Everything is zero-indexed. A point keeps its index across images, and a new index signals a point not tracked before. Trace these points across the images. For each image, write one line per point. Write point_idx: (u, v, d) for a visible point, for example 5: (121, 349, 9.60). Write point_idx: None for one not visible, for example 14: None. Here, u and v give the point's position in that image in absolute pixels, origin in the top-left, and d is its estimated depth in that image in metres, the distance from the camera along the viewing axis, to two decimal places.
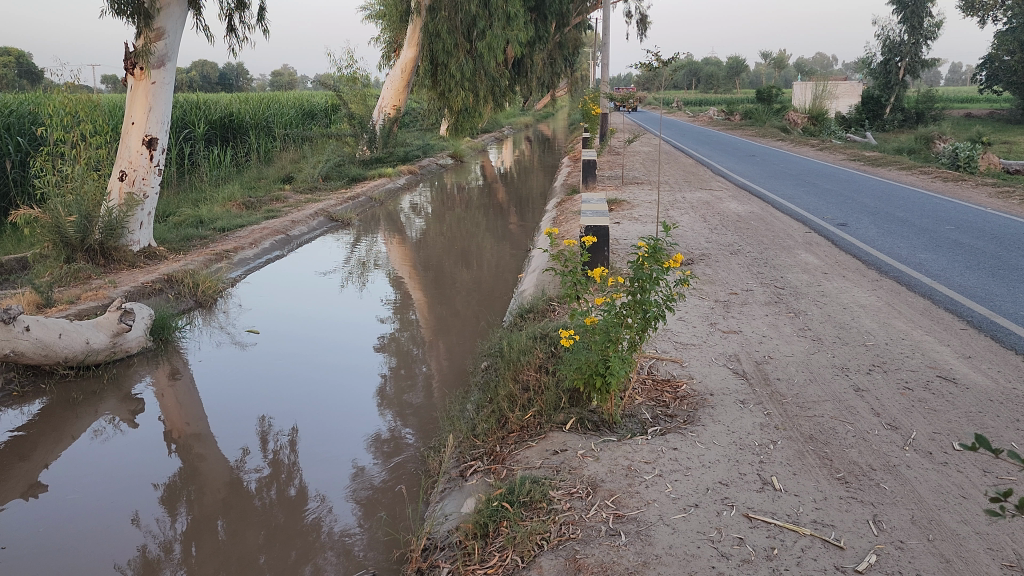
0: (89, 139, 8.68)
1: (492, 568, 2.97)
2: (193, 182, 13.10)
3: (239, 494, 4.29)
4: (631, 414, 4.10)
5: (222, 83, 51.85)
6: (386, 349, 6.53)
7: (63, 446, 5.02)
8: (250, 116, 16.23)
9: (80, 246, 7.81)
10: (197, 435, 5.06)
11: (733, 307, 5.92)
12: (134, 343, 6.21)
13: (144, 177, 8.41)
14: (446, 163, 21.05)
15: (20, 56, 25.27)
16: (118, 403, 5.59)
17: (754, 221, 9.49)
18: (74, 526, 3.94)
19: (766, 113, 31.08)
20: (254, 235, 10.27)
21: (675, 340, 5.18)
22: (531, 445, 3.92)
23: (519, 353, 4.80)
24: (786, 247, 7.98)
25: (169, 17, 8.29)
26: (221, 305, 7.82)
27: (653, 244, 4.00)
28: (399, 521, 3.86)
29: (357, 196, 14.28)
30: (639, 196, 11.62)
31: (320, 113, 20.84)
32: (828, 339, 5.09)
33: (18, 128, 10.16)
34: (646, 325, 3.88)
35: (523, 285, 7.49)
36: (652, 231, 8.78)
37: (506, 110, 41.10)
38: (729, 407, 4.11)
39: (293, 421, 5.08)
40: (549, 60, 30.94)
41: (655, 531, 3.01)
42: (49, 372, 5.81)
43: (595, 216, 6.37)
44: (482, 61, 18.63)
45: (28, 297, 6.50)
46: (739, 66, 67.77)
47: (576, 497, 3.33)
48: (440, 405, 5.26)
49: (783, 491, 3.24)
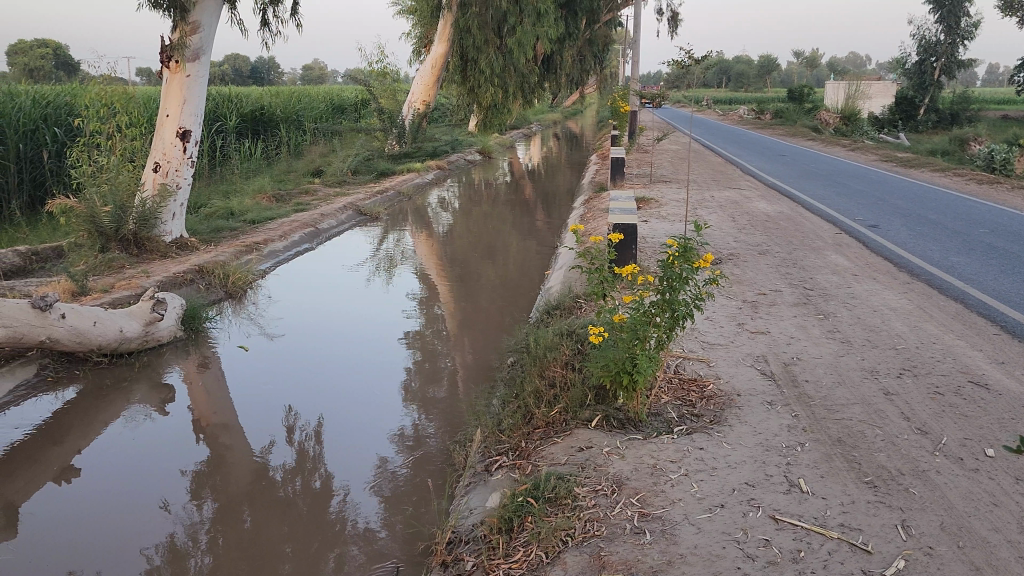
0: (123, 131, 8.81)
1: (517, 563, 3.00)
2: (223, 175, 13.28)
3: (264, 484, 4.35)
4: (657, 413, 4.08)
5: (254, 76, 52.46)
6: (412, 343, 6.55)
7: (95, 431, 5.11)
8: (281, 109, 16.46)
9: (115, 236, 7.94)
10: (225, 425, 5.13)
11: (761, 308, 5.88)
12: (165, 332, 6.32)
13: (178, 168, 8.53)
14: (474, 159, 21.10)
15: (58, 47, 25.68)
16: (149, 391, 5.68)
17: (784, 222, 9.41)
18: (104, 510, 4.02)
19: (798, 113, 30.72)
20: (284, 228, 10.38)
21: (701, 340, 5.16)
22: (557, 441, 3.93)
23: (545, 349, 4.81)
24: (816, 248, 7.91)
25: (205, 11, 8.36)
26: (250, 297, 7.91)
27: (683, 242, 3.96)
28: (422, 514, 3.89)
29: (385, 191, 14.38)
30: (666, 195, 11.59)
31: (350, 108, 20.99)
32: (856, 342, 5.04)
33: (55, 119, 10.35)
34: (674, 323, 3.85)
35: (550, 282, 7.49)
36: (681, 230, 8.73)
37: (534, 107, 41.12)
38: (756, 407, 4.09)
39: (319, 414, 5.12)
40: (578, 57, 30.89)
41: (678, 530, 3.01)
42: (83, 359, 5.91)
43: (623, 212, 6.36)
44: (512, 57, 18.72)
45: (63, 285, 6.64)
46: (770, 65, 66.74)
47: (601, 494, 3.33)
48: (464, 400, 5.28)
49: (810, 493, 3.21)
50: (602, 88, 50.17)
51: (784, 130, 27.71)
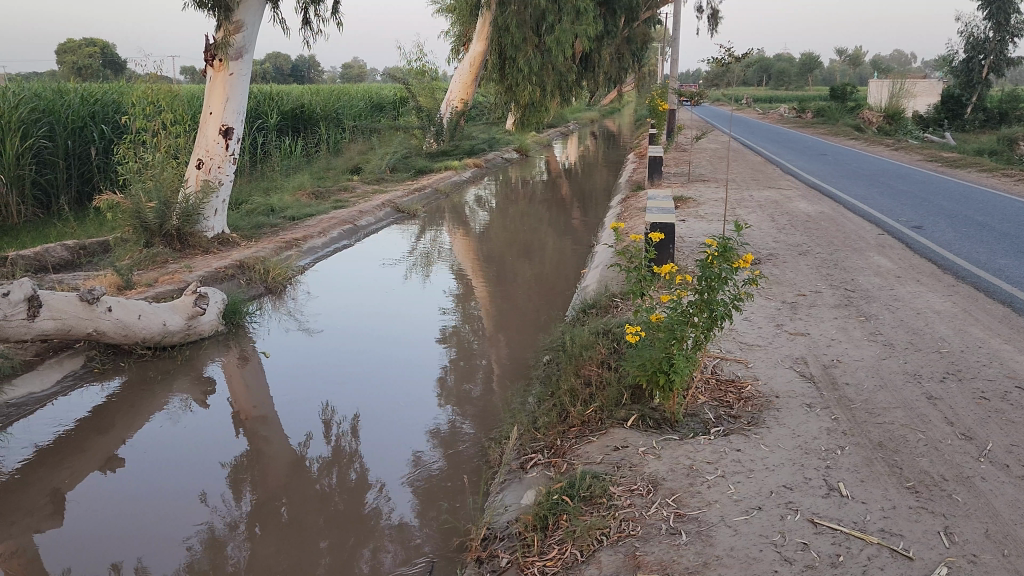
0: (167, 128, 8.98)
1: (551, 560, 3.01)
2: (263, 172, 13.47)
3: (301, 478, 4.41)
4: (694, 413, 4.05)
5: (294, 73, 52.87)
6: (447, 340, 6.58)
7: (139, 422, 5.21)
8: (320, 108, 16.64)
9: (159, 231, 8.11)
10: (263, 419, 5.20)
11: (801, 309, 5.79)
12: (207, 326, 6.43)
13: (220, 165, 8.67)
14: (512, 157, 21.10)
15: (106, 47, 26.03)
16: (190, 384, 5.79)
17: (824, 222, 9.28)
18: (146, 500, 4.10)
19: (840, 112, 30.19)
20: (323, 224, 10.50)
21: (740, 341, 5.11)
22: (592, 440, 3.92)
23: (581, 348, 4.79)
24: (857, 249, 7.78)
25: (248, 9, 8.44)
26: (290, 293, 8.02)
27: (722, 242, 3.91)
28: (458, 510, 3.91)
29: (423, 188, 14.45)
30: (705, 194, 11.48)
31: (389, 107, 21.12)
32: (899, 345, 4.96)
33: (102, 116, 10.57)
34: (712, 324, 3.81)
35: (586, 281, 7.46)
36: (719, 230, 8.65)
37: (572, 107, 40.99)
38: (795, 409, 4.05)
39: (355, 408, 5.18)
40: (616, 55, 30.73)
41: (715, 532, 2.98)
42: (128, 352, 6.04)
43: (662, 212, 6.30)
44: (550, 56, 18.69)
45: (110, 280, 6.80)
46: (812, 63, 65.77)
47: (636, 494, 3.32)
48: (499, 397, 5.30)
49: (850, 498, 3.17)
50: (640, 86, 49.91)
51: (825, 129, 27.28)
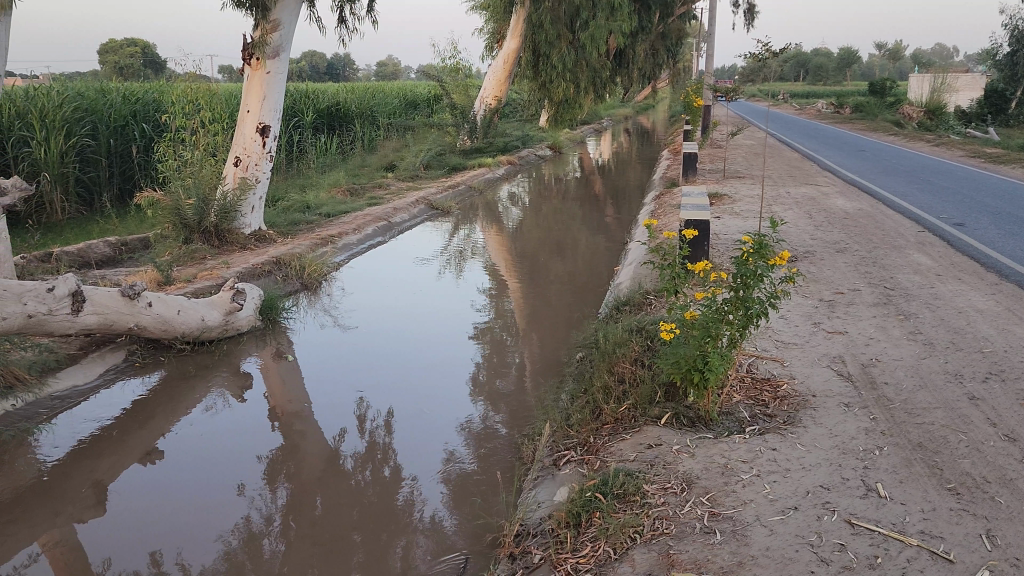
0: (206, 126, 9.13)
1: (585, 557, 3.01)
2: (299, 169, 13.66)
3: (336, 473, 4.45)
4: (728, 412, 4.02)
5: (330, 74, 53.40)
6: (480, 337, 6.60)
7: (179, 415, 5.30)
8: (355, 105, 16.80)
9: (198, 228, 8.24)
10: (299, 413, 5.26)
11: (838, 307, 5.72)
12: (244, 321, 6.52)
13: (257, 163, 8.77)
14: (545, 154, 21.05)
15: (147, 46, 26.40)
16: (228, 378, 5.88)
17: (863, 219, 9.14)
18: (186, 492, 4.18)
19: (879, 107, 29.66)
20: (358, 221, 10.59)
21: (776, 339, 5.06)
22: (625, 438, 3.91)
23: (614, 346, 4.77)
24: (897, 247, 7.66)
25: (286, 9, 8.51)
26: (325, 289, 8.10)
27: (758, 239, 3.85)
28: (491, 506, 3.93)
29: (456, 185, 14.51)
30: (740, 191, 11.36)
31: (423, 104, 21.19)
32: (939, 344, 4.87)
33: (143, 115, 10.73)
34: (747, 322, 3.77)
35: (619, 278, 7.42)
36: (755, 227, 8.57)
37: (606, 104, 40.92)
38: (832, 409, 3.99)
39: (389, 404, 5.21)
40: (651, 51, 30.57)
41: (750, 531, 2.96)
42: (167, 346, 6.15)
43: (697, 208, 6.25)
44: (584, 52, 18.62)
45: (150, 275, 6.93)
46: (851, 57, 64.69)
47: (670, 493, 3.30)
48: (532, 394, 5.30)
49: (888, 499, 3.12)
50: (674, 83, 49.52)
51: (864, 125, 26.87)
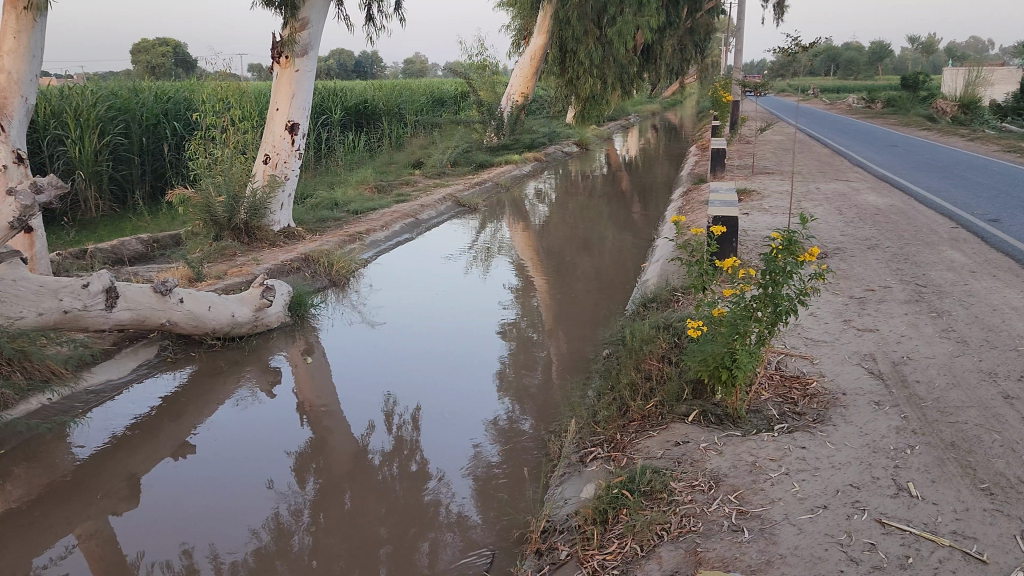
0: (236, 124, 9.22)
1: (611, 554, 3.01)
2: (328, 166, 13.77)
3: (363, 468, 4.49)
4: (757, 410, 3.99)
5: (358, 71, 53.76)
6: (507, 334, 6.61)
7: (210, 409, 5.36)
8: (383, 103, 16.91)
9: (228, 225, 8.35)
10: (327, 409, 5.31)
11: (869, 304, 5.65)
12: (274, 318, 6.58)
13: (286, 160, 8.84)
14: (571, 151, 21.01)
15: (178, 45, 26.72)
16: (258, 373, 5.94)
17: (894, 215, 9.02)
18: (216, 486, 4.23)
19: (912, 101, 29.14)
20: (386, 218, 10.66)
21: (805, 336, 5.01)
22: (652, 435, 3.90)
23: (641, 342, 4.75)
24: (930, 243, 7.54)
25: (314, 7, 8.55)
26: (353, 285, 8.16)
27: (788, 235, 3.80)
28: (518, 502, 3.93)
29: (483, 182, 14.54)
30: (770, 187, 11.26)
31: (450, 101, 21.24)
32: (973, 342, 4.79)
33: (174, 114, 10.88)
34: (776, 319, 3.74)
35: (646, 274, 7.39)
36: (784, 223, 8.49)
37: (633, 99, 40.77)
38: (863, 407, 3.94)
39: (416, 400, 5.24)
40: (678, 47, 30.38)
41: (779, 530, 2.94)
42: (198, 342, 6.23)
43: (725, 205, 6.20)
44: (611, 48, 18.56)
45: (182, 272, 7.03)
46: (883, 51, 63.68)
47: (697, 490, 3.29)
48: (559, 391, 5.30)
49: (920, 498, 3.08)
50: (702, 78, 49.12)
51: (896, 119, 26.47)
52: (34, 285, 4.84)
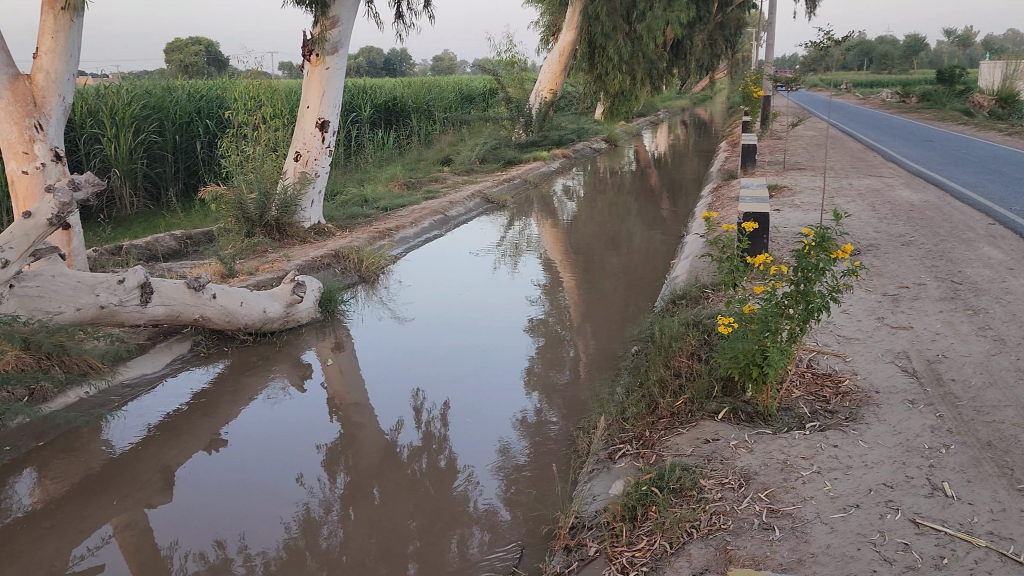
0: (267, 122, 9.32)
1: (641, 551, 3.00)
2: (357, 163, 13.87)
3: (392, 463, 4.51)
4: (788, 407, 3.95)
5: (387, 69, 54.07)
6: (536, 330, 6.61)
7: (241, 404, 5.42)
8: (412, 100, 16.98)
9: (259, 222, 8.44)
10: (357, 404, 5.35)
11: (903, 302, 5.57)
12: (304, 313, 6.65)
13: (317, 157, 8.92)
14: (600, 147, 20.93)
15: (209, 44, 27.03)
16: (289, 369, 6.01)
17: (930, 211, 8.88)
18: (248, 479, 4.28)
19: (948, 95, 28.60)
20: (415, 215, 10.71)
21: (837, 334, 4.96)
22: (682, 432, 3.88)
23: (670, 339, 4.73)
24: (966, 240, 7.41)
25: (344, 5, 8.59)
26: (383, 281, 8.21)
27: (820, 232, 3.74)
28: (546, 498, 3.94)
29: (512, 179, 14.55)
30: (802, 183, 11.14)
31: (479, 97, 21.28)
32: (1011, 340, 4.70)
33: (207, 112, 11.02)
34: (808, 316, 3.69)
35: (676, 271, 7.35)
36: (816, 219, 8.40)
37: (662, 95, 40.52)
38: (896, 406, 3.89)
39: (444, 396, 5.26)
40: (708, 42, 30.13)
41: (810, 529, 2.91)
42: (231, 337, 6.31)
43: (755, 200, 6.15)
44: (641, 44, 18.46)
45: (215, 268, 7.13)
46: (918, 45, 62.52)
47: (728, 488, 3.27)
48: (587, 388, 5.29)
49: (955, 498, 3.03)
50: (733, 72, 48.59)
51: (932, 114, 25.99)
52: (72, 281, 4.95)
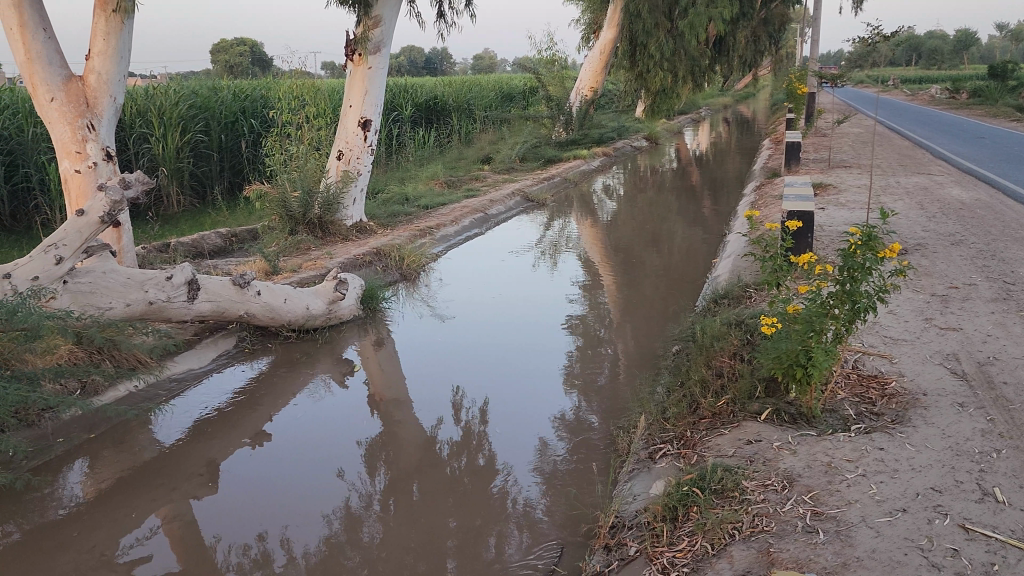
0: (310, 121, 9.43)
1: (682, 552, 2.98)
2: (398, 162, 13.96)
3: (432, 460, 4.54)
4: (833, 409, 3.88)
5: (427, 67, 54.34)
6: (575, 329, 6.61)
7: (285, 399, 5.50)
8: (453, 99, 17.04)
9: (302, 220, 8.55)
10: (397, 401, 5.39)
11: (952, 302, 5.44)
12: (346, 310, 6.71)
13: (359, 156, 9.00)
14: (641, 145, 20.78)
15: (254, 45, 27.41)
16: (331, 366, 6.08)
17: (981, 210, 8.65)
18: (290, 474, 4.34)
19: (1000, 90, 27.83)
20: (455, 213, 10.76)
21: (883, 335, 4.86)
22: (724, 432, 3.84)
23: (712, 339, 4.68)
24: (1019, 239, 7.22)
25: (387, 4, 8.64)
26: (423, 279, 8.27)
27: (866, 230, 3.66)
28: (586, 497, 3.93)
29: (552, 177, 14.53)
30: (847, 181, 10.94)
31: (519, 96, 21.27)
32: None
33: (252, 111, 11.20)
34: (854, 317, 3.62)
35: (717, 270, 7.29)
36: (862, 218, 8.25)
37: (705, 93, 40.06)
38: (945, 409, 3.80)
39: (484, 394, 5.28)
40: (752, 38, 29.71)
41: (856, 533, 2.86)
42: (275, 333, 6.40)
43: (799, 199, 6.07)
44: (683, 41, 18.28)
45: (259, 265, 7.24)
46: (969, 39, 60.90)
47: (771, 489, 3.23)
48: (626, 387, 5.27)
49: (1008, 504, 2.95)
50: (777, 69, 47.88)
51: (984, 110, 25.30)
52: (121, 277, 5.09)
